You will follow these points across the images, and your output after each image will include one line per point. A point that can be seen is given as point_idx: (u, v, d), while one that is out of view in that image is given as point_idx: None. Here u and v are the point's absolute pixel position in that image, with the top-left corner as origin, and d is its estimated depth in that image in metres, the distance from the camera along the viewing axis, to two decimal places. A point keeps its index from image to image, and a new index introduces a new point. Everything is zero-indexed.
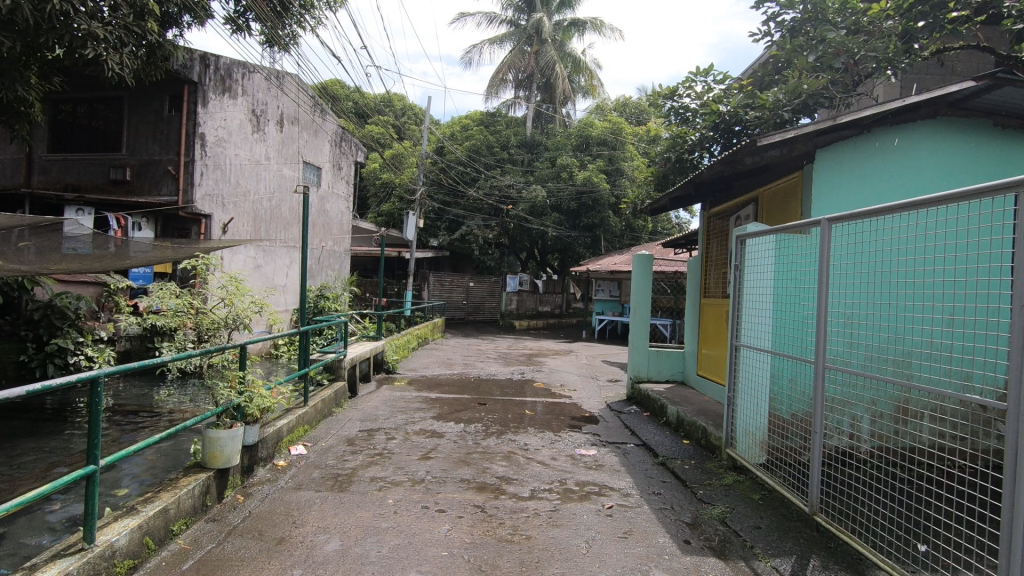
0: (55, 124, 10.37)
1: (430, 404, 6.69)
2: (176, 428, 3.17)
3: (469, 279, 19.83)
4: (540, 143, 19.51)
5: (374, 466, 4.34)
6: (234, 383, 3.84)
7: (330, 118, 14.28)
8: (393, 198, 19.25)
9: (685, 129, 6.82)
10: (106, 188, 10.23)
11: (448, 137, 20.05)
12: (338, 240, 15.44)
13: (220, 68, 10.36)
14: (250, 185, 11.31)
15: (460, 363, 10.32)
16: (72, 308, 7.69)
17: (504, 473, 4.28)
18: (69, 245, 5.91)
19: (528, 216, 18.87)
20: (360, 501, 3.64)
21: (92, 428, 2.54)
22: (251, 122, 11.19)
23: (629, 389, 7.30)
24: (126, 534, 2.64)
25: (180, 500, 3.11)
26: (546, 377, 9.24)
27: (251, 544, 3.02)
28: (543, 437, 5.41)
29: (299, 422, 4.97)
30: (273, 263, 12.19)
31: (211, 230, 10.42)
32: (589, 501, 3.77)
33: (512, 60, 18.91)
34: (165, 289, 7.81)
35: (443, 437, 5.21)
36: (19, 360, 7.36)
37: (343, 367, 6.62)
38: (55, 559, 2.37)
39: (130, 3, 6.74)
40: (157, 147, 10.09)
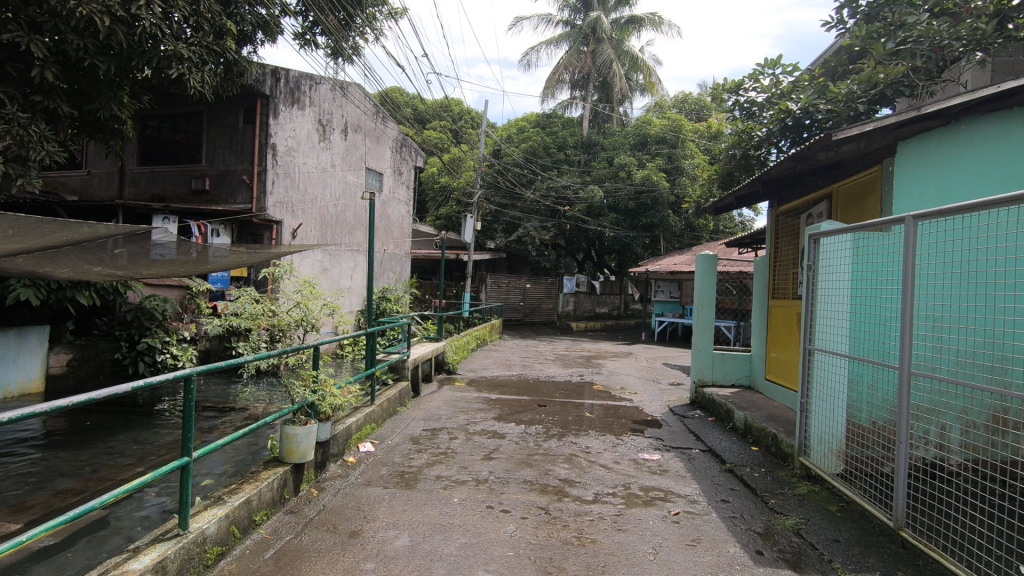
0: (143, 139, 11.21)
1: (490, 404, 6.77)
2: (258, 424, 3.34)
3: (526, 281, 19.92)
4: (597, 143, 19.36)
5: (439, 465, 4.44)
6: (308, 381, 4.00)
7: (391, 124, 14.69)
8: (451, 201, 19.62)
9: (752, 124, 6.55)
10: (187, 198, 10.96)
11: (506, 140, 20.25)
12: (399, 243, 15.86)
13: (289, 82, 10.90)
14: (318, 192, 11.81)
15: (519, 364, 10.38)
16: (159, 310, 8.26)
17: (566, 475, 4.28)
18: (156, 252, 6.31)
19: (585, 216, 18.78)
20: (426, 498, 3.73)
21: (186, 422, 2.72)
22: (318, 132, 11.68)
23: (693, 393, 7.12)
24: (215, 523, 2.82)
25: (261, 492, 3.29)
26: (605, 380, 9.15)
27: (326, 536, 3.16)
28: (604, 440, 5.35)
29: (367, 420, 5.15)
30: (339, 266, 12.66)
31: (281, 235, 10.95)
32: (654, 507, 3.71)
33: (568, 60, 18.86)
34: (245, 293, 8.31)
35: (505, 438, 5.27)
36: (115, 358, 8.04)
37: (407, 367, 6.79)
38: (155, 543, 2.56)
39: (211, 24, 7.21)
40: (233, 158, 10.73)
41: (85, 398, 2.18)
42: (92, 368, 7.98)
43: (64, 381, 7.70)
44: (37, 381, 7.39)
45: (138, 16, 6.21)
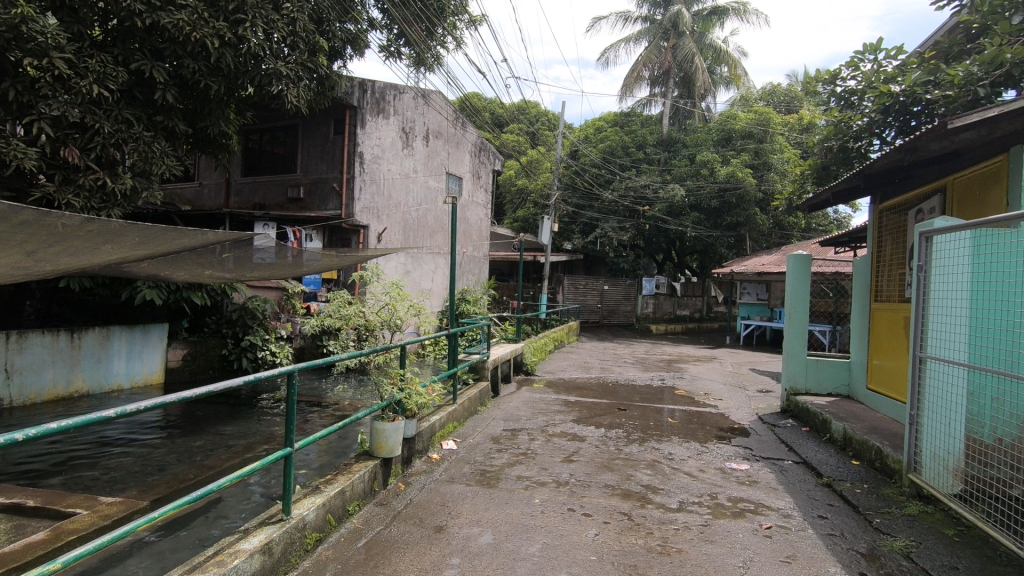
0: (247, 152, 12.16)
1: (569, 407, 6.75)
2: (351, 419, 3.53)
3: (604, 282, 19.68)
4: (678, 140, 18.87)
5: (519, 465, 4.49)
6: (396, 379, 4.16)
7: (470, 130, 15.02)
8: (529, 204, 19.78)
9: (849, 114, 6.12)
10: (284, 206, 11.75)
11: (583, 140, 20.16)
12: (477, 246, 16.18)
13: (375, 93, 11.42)
14: (401, 198, 12.29)
15: (598, 366, 10.28)
16: (260, 310, 8.93)
17: (648, 481, 4.18)
18: (258, 256, 6.83)
19: (665, 216, 18.30)
20: (508, 498, 3.77)
21: (288, 415, 2.92)
22: (402, 139, 12.16)
23: (784, 401, 6.74)
24: (314, 510, 3.02)
25: (354, 483, 3.47)
26: (688, 385, 8.86)
27: (413, 529, 3.28)
28: (687, 447, 5.19)
29: (449, 418, 5.29)
30: (421, 269, 13.10)
31: (368, 239, 11.50)
32: (744, 519, 3.54)
33: (648, 56, 18.47)
34: (339, 295, 8.84)
35: (585, 441, 5.24)
36: (222, 354, 8.77)
37: (487, 367, 6.90)
38: (263, 526, 2.77)
39: (305, 42, 7.69)
40: (325, 167, 11.38)
41: (204, 390, 2.43)
42: (204, 362, 8.74)
43: (181, 374, 8.49)
44: (158, 374, 8.17)
45: (243, 39, 6.75)
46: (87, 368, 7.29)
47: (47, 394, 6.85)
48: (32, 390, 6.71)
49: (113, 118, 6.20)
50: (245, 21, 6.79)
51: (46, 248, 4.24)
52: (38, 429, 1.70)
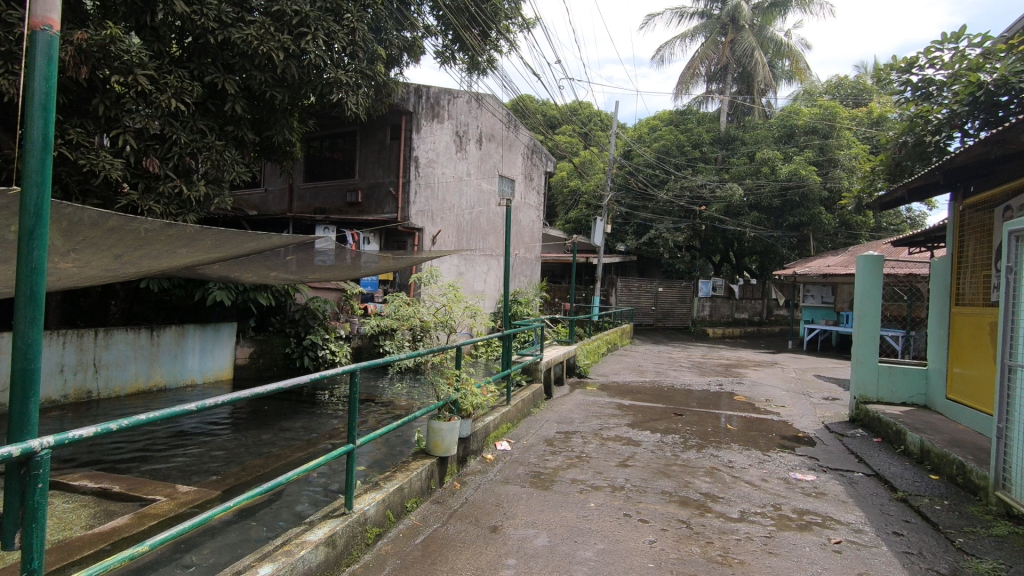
0: (308, 159, 12.66)
1: (623, 411, 6.65)
2: (409, 418, 3.61)
3: (658, 284, 19.31)
4: (736, 138, 18.31)
5: (574, 468, 4.46)
6: (452, 380, 4.22)
7: (523, 132, 15.07)
8: (581, 205, 19.68)
9: (927, 107, 5.75)
10: (343, 210, 12.15)
11: (637, 140, 19.86)
12: (529, 247, 16.22)
13: (429, 98, 11.66)
14: (455, 200, 12.49)
15: (652, 370, 10.10)
16: (321, 310, 9.27)
17: (708, 489, 4.07)
18: (319, 258, 7.06)
19: (723, 216, 17.78)
20: (563, 501, 3.76)
21: (350, 413, 3.01)
22: (456, 143, 12.36)
23: (852, 410, 6.40)
24: (375, 506, 3.10)
25: (412, 481, 3.54)
26: (748, 390, 8.56)
27: (470, 528, 3.32)
28: (748, 455, 5.01)
29: (503, 419, 5.32)
30: (474, 270, 13.25)
31: (423, 242, 11.75)
32: (811, 532, 3.39)
33: (704, 52, 18.00)
34: (398, 297, 9.08)
35: (641, 446, 5.15)
36: (285, 352, 9.16)
37: (540, 369, 6.90)
38: (326, 518, 2.87)
39: (364, 51, 7.92)
40: (381, 171, 11.69)
41: (274, 387, 2.58)
42: (269, 360, 9.15)
43: (248, 371, 8.92)
44: (228, 370, 8.62)
45: (306, 50, 7.03)
46: (165, 364, 7.78)
47: (130, 387, 7.36)
48: (118, 383, 7.22)
49: (189, 129, 6.60)
50: (308, 33, 7.07)
51: (131, 252, 4.54)
52: (128, 420, 1.85)
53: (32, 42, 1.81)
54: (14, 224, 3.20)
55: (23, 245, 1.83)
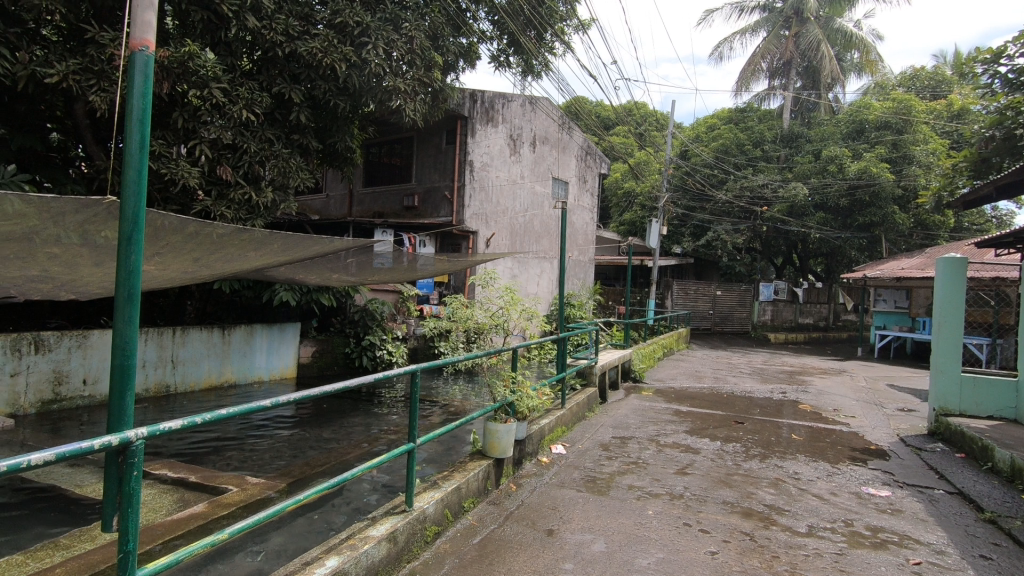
0: (368, 164, 13.06)
1: (680, 417, 6.49)
2: (467, 419, 3.66)
3: (716, 287, 18.74)
4: (800, 135, 17.60)
5: (631, 474, 4.39)
6: (508, 381, 4.24)
7: (577, 134, 14.98)
8: (636, 206, 19.42)
9: (1018, 98, 5.34)
10: (400, 214, 12.44)
11: (695, 139, 19.38)
12: (583, 250, 16.11)
13: (484, 103, 11.81)
14: (509, 204, 12.58)
15: (710, 376, 9.82)
16: (379, 311, 9.55)
17: (772, 501, 3.91)
18: (377, 261, 7.24)
19: (787, 217, 17.11)
20: (620, 507, 3.71)
21: (411, 413, 3.08)
22: (510, 147, 12.45)
23: (931, 422, 6.00)
24: (434, 504, 3.16)
25: (469, 481, 3.59)
26: (814, 399, 8.18)
27: (526, 531, 3.33)
28: (816, 467, 4.78)
29: (558, 422, 5.30)
30: (527, 273, 13.28)
31: (477, 245, 11.88)
32: (887, 551, 3.20)
33: (766, 47, 17.37)
34: (457, 300, 9.16)
35: (699, 454, 5.01)
36: (345, 351, 9.48)
37: (595, 373, 6.83)
38: (388, 515, 2.95)
39: (423, 59, 8.05)
40: (437, 176, 11.89)
41: (340, 386, 2.70)
42: (330, 359, 9.49)
43: (311, 369, 9.28)
44: (292, 368, 8.99)
45: (367, 60, 7.26)
46: (235, 361, 8.21)
47: (203, 382, 7.82)
48: (193, 379, 7.68)
49: (258, 138, 6.97)
50: (369, 43, 7.29)
51: (207, 255, 4.81)
52: (210, 414, 1.98)
53: (131, 62, 1.96)
54: (107, 229, 3.45)
55: (122, 249, 1.98)
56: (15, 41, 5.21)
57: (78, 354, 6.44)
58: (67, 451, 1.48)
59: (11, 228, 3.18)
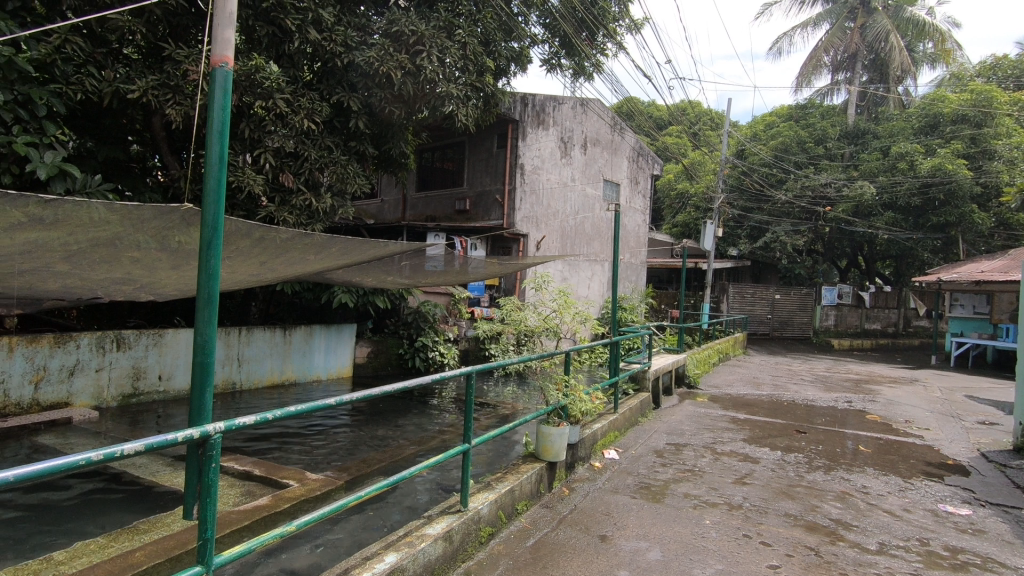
0: (421, 169, 13.35)
1: (737, 425, 6.29)
2: (520, 421, 3.67)
3: (775, 290, 18.06)
4: (867, 131, 16.78)
5: (687, 482, 4.29)
6: (561, 385, 4.24)
7: (629, 135, 14.80)
8: (689, 208, 19.00)
9: None
10: (452, 218, 12.63)
11: (752, 138, 18.80)
12: (635, 252, 15.88)
13: (536, 106, 11.85)
14: (559, 206, 12.56)
15: (769, 383, 9.46)
16: (431, 313, 9.73)
17: (839, 515, 3.73)
18: (430, 263, 7.36)
19: (852, 217, 16.31)
20: (676, 516, 3.63)
21: (465, 414, 3.13)
22: (560, 149, 12.44)
23: (1017, 437, 5.56)
24: (488, 505, 3.19)
25: (522, 484, 3.60)
26: (883, 409, 7.75)
27: (580, 536, 3.31)
28: (886, 481, 4.53)
29: (611, 427, 5.24)
30: (578, 276, 13.22)
31: (528, 247, 11.92)
32: (968, 574, 3.00)
33: (830, 41, 16.65)
34: (508, 301, 9.14)
35: (759, 463, 4.84)
36: (399, 353, 9.72)
37: (648, 378, 6.71)
38: (444, 514, 3.00)
39: (475, 64, 8.17)
40: (489, 180, 12.00)
41: (398, 386, 2.78)
42: (384, 359, 9.74)
43: (366, 369, 9.54)
44: (348, 368, 9.27)
45: (422, 66, 7.37)
46: (296, 360, 8.55)
47: (266, 380, 8.19)
48: (256, 377, 8.05)
49: (318, 146, 7.25)
50: (424, 51, 7.45)
51: (273, 259, 5.04)
52: (278, 411, 2.09)
53: (212, 78, 2.11)
54: (183, 235, 3.67)
55: (202, 254, 2.12)
56: (101, 60, 5.65)
57: (154, 351, 6.86)
58: (153, 443, 1.59)
59: (98, 235, 3.42)
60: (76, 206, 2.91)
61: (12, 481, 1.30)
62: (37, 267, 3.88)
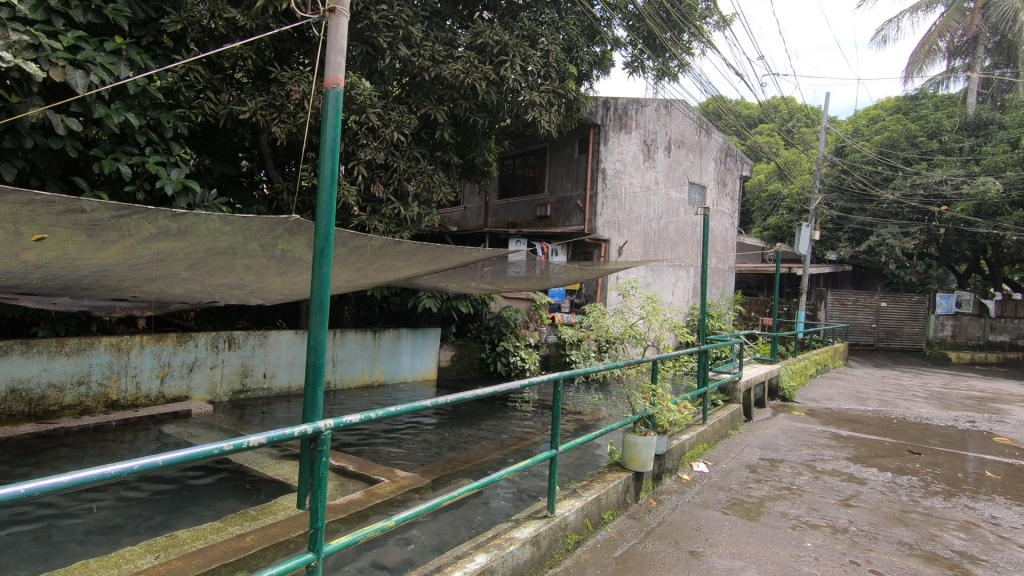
0: (503, 177, 13.58)
1: (840, 442, 5.86)
2: (607, 429, 3.62)
3: (881, 298, 16.64)
4: (990, 121, 15.14)
5: (784, 500, 4.05)
6: (647, 394, 4.14)
7: (716, 135, 14.26)
8: (782, 210, 18.00)
9: None
10: (533, 224, 12.71)
11: (853, 134, 17.53)
12: (722, 257, 15.23)
13: (618, 109, 11.73)
14: (642, 210, 12.32)
15: (875, 398, 8.74)
16: (512, 318, 9.88)
17: (964, 547, 3.38)
18: (512, 269, 7.45)
19: (973, 217, 14.75)
20: (773, 535, 3.43)
21: (554, 420, 3.13)
22: (644, 152, 12.22)
23: None
24: (575, 512, 3.17)
25: (609, 493, 3.55)
26: (1014, 431, 6.92)
27: (669, 550, 3.21)
28: (1020, 512, 4.05)
29: (700, 439, 5.05)
30: (661, 281, 12.90)
31: (609, 253, 11.77)
32: None
33: (945, 24, 15.20)
34: (596, 310, 8.76)
35: (866, 485, 4.48)
36: (481, 357, 9.94)
37: (739, 389, 6.40)
38: (531, 519, 3.01)
39: (558, 71, 8.20)
40: (570, 185, 11.98)
41: (491, 391, 2.83)
42: (467, 363, 9.97)
43: (450, 372, 9.81)
44: (432, 371, 9.56)
45: (505, 76, 7.52)
46: (385, 362, 8.94)
47: (357, 380, 8.61)
48: (349, 376, 8.49)
49: (407, 157, 7.57)
50: (507, 61, 7.57)
51: (367, 266, 5.30)
52: (380, 411, 2.21)
53: (326, 98, 2.28)
54: (288, 244, 3.96)
55: (315, 261, 2.29)
56: (218, 85, 6.24)
57: (260, 351, 7.43)
58: (274, 436, 1.72)
59: (217, 245, 3.76)
60: (199, 218, 3.20)
61: (161, 464, 1.47)
62: (165, 274, 4.32)
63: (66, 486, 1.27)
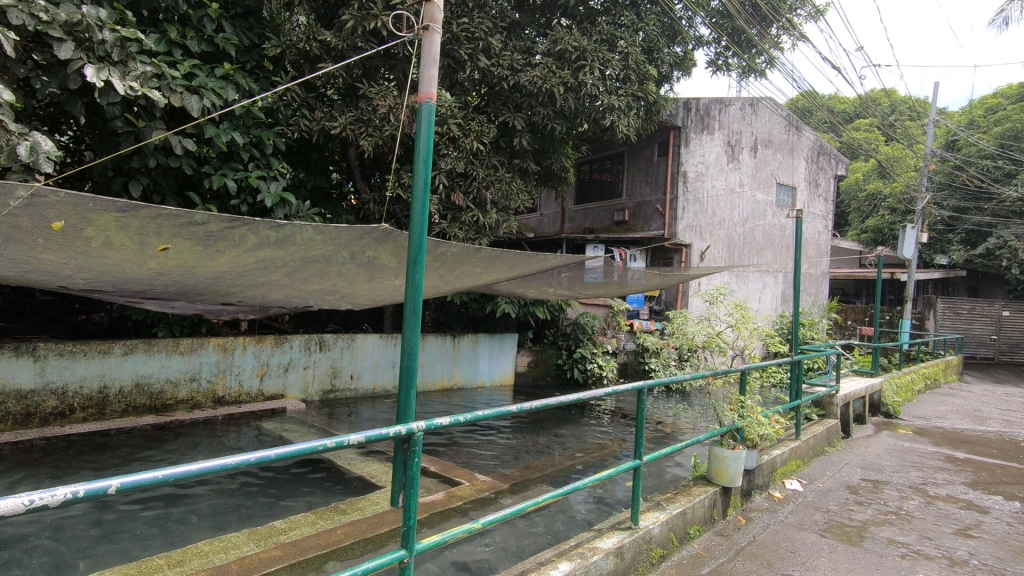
0: (580, 182, 13.51)
1: (955, 465, 5.32)
2: (693, 441, 3.50)
3: (1002, 306, 14.98)
4: None
5: (890, 526, 3.73)
6: (736, 405, 3.96)
7: (807, 133, 13.47)
8: (883, 210, 16.67)
9: None
10: (611, 229, 12.53)
11: (967, 126, 15.96)
12: (815, 262, 14.31)
13: (700, 110, 11.35)
14: (726, 214, 11.86)
15: (997, 417, 7.86)
16: (590, 325, 9.77)
17: None
18: (589, 275, 7.38)
19: None
20: (879, 563, 3.17)
21: (637, 429, 3.06)
22: (727, 153, 11.78)
23: None
24: (660, 526, 3.09)
25: (695, 507, 3.42)
26: None
27: (761, 571, 3.05)
28: None
29: (792, 455, 4.75)
30: (746, 287, 12.33)
31: (691, 258, 11.39)
32: None
33: None
34: (678, 316, 8.52)
35: (988, 514, 4.03)
36: (558, 363, 9.89)
37: (836, 404, 5.97)
38: (614, 529, 2.96)
39: (636, 73, 8.11)
40: (648, 190, 11.71)
41: (574, 397, 2.82)
42: (544, 369, 9.97)
43: (527, 377, 9.86)
44: (510, 376, 9.65)
45: (583, 82, 7.50)
46: (463, 366, 9.12)
47: (438, 383, 8.85)
48: (430, 379, 8.74)
49: (485, 165, 7.72)
50: (585, 66, 7.53)
51: (449, 272, 5.45)
52: (467, 415, 2.26)
53: (419, 113, 2.37)
54: (377, 251, 4.15)
55: (408, 269, 2.39)
56: (313, 103, 6.66)
57: (347, 353, 7.82)
58: (371, 436, 1.81)
59: (313, 253, 4.00)
60: (298, 228, 3.43)
61: (274, 458, 1.60)
62: (266, 280, 4.65)
63: (195, 474, 1.41)
